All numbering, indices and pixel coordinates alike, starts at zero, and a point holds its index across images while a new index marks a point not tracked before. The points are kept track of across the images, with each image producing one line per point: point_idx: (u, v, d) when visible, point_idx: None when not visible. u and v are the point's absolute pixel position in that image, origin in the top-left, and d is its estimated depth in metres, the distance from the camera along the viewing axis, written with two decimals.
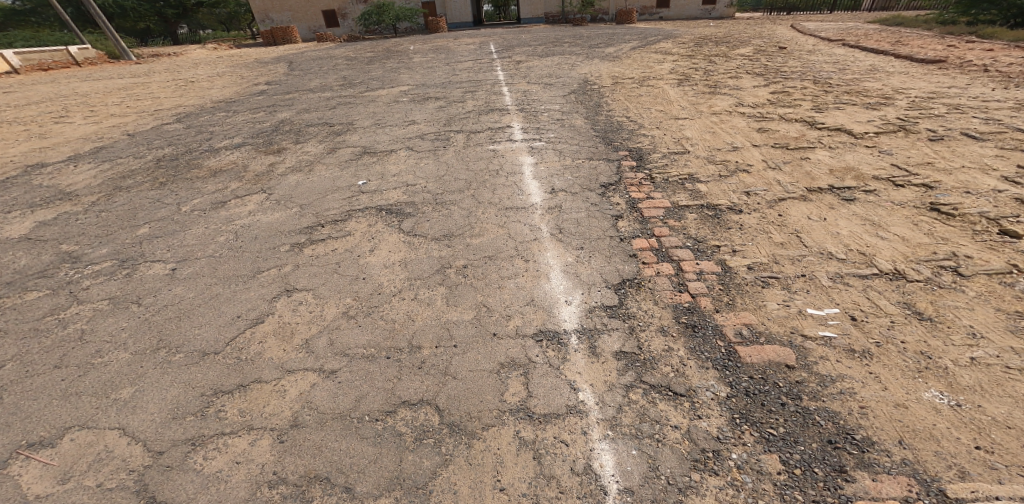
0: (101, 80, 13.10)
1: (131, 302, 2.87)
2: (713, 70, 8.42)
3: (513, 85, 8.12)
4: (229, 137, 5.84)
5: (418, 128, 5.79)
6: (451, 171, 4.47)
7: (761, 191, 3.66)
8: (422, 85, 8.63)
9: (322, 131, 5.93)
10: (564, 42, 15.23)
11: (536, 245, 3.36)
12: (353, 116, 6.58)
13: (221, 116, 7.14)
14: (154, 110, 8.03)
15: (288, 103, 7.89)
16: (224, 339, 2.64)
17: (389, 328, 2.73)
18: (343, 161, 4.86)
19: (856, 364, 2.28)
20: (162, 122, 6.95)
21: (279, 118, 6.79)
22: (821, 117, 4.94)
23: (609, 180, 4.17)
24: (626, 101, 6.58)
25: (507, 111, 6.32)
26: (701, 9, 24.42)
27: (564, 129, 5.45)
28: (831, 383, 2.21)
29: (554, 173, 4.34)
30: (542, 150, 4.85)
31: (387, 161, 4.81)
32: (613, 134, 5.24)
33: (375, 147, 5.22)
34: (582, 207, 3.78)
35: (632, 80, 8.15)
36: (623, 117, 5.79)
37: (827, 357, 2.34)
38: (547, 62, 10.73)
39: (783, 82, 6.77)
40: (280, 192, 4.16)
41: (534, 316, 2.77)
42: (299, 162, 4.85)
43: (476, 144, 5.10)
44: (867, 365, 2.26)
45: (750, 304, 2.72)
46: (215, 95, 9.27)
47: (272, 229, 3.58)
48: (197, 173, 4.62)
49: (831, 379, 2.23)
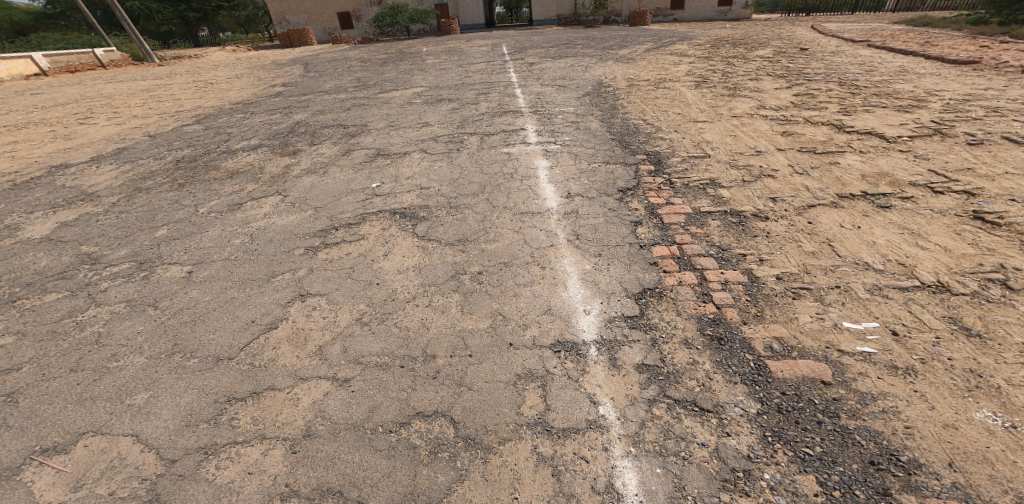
0: (123, 81, 13.39)
1: (146, 305, 2.87)
2: (732, 71, 8.25)
3: (527, 87, 8.04)
4: (246, 139, 5.87)
5: (431, 130, 5.75)
6: (465, 174, 4.41)
7: (788, 197, 3.50)
8: (435, 87, 8.60)
9: (337, 132, 5.92)
10: (577, 43, 15.13)
11: (552, 251, 3.27)
12: (367, 118, 6.57)
13: (237, 117, 7.19)
14: (175, 111, 8.16)
15: (304, 104, 7.94)
16: (237, 345, 2.63)
17: (402, 337, 2.68)
18: (357, 163, 4.84)
19: (898, 383, 2.16)
20: (182, 123, 7.03)
21: (295, 119, 6.82)
22: (850, 120, 4.77)
23: (627, 184, 4.08)
24: (643, 103, 6.45)
25: (521, 113, 6.25)
26: (717, 10, 24.10)
27: (580, 132, 5.35)
28: (872, 401, 2.10)
29: (570, 176, 4.25)
30: (558, 153, 4.76)
31: (401, 163, 4.77)
32: (630, 137, 5.13)
33: (389, 149, 5.20)
34: (600, 212, 3.69)
35: (648, 82, 8.01)
36: (640, 120, 5.67)
37: (867, 374, 2.23)
38: (561, 64, 10.66)
39: (807, 83, 6.59)
40: (295, 194, 4.15)
41: (551, 326, 2.69)
42: (313, 164, 4.84)
43: (489, 146, 5.04)
44: (912, 384, 2.14)
45: (780, 316, 2.62)
46: (233, 97, 9.39)
47: (287, 232, 3.57)
48: (215, 175, 4.63)
49: (871, 397, 2.12)
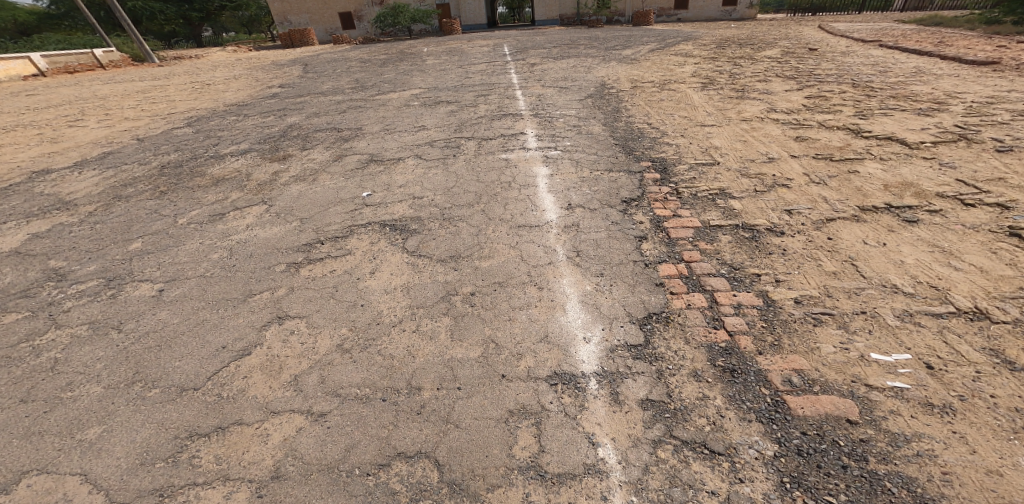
0: (121, 83, 13.27)
1: (110, 328, 2.73)
2: (739, 73, 8.01)
3: (527, 88, 7.83)
4: (236, 143, 5.67)
5: (426, 134, 5.52)
6: (461, 183, 4.19)
7: (805, 209, 3.26)
8: (434, 89, 8.38)
9: (330, 136, 5.72)
10: (580, 43, 14.92)
11: (551, 270, 3.05)
12: (362, 121, 6.37)
13: (230, 120, 7.00)
14: (167, 113, 7.98)
15: (299, 106, 7.75)
16: (204, 374, 2.48)
17: (386, 366, 2.49)
18: (348, 170, 4.63)
19: (935, 423, 1.94)
20: (174, 126, 6.85)
21: (288, 122, 6.62)
22: (867, 124, 4.52)
23: (630, 194, 3.85)
24: (648, 106, 6.21)
25: (521, 116, 6.02)
26: (721, 10, 23.84)
27: (582, 137, 5.12)
28: (906, 444, 1.88)
29: (571, 185, 4.03)
30: (558, 160, 4.53)
31: (394, 170, 4.55)
32: (635, 142, 4.89)
33: (382, 154, 4.98)
34: (602, 226, 3.46)
35: (653, 83, 7.76)
36: (644, 124, 5.44)
37: (899, 412, 2.01)
38: (563, 65, 10.45)
39: (818, 85, 6.34)
40: (280, 203, 3.93)
41: (548, 355, 2.48)
42: (303, 171, 4.63)
43: (487, 152, 4.81)
44: (950, 423, 1.92)
45: (799, 346, 2.41)
46: (229, 98, 9.22)
47: (268, 245, 3.38)
48: (199, 182, 4.44)
49: (904, 438, 1.90)
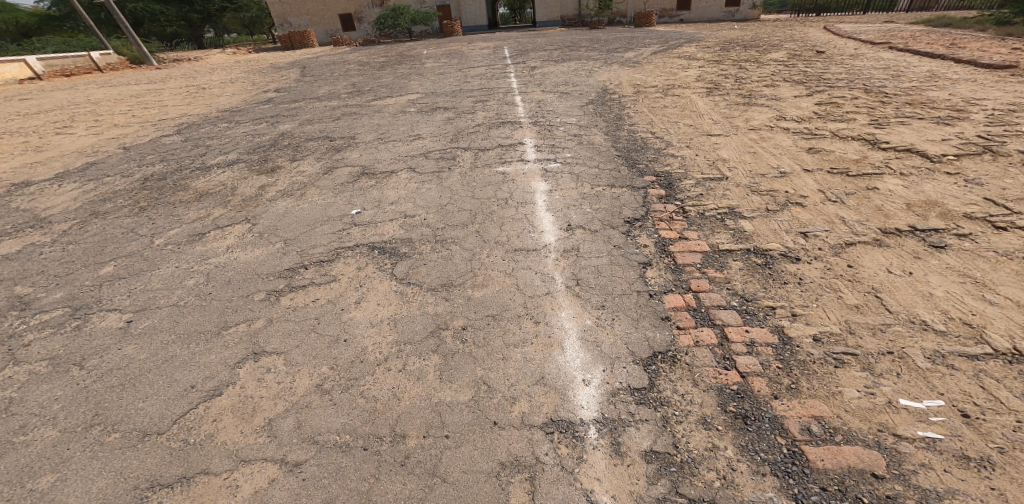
0: (116, 86, 13.11)
1: (71, 364, 2.59)
2: (745, 77, 7.79)
3: (527, 93, 7.61)
4: (224, 153, 5.47)
5: (421, 144, 5.31)
6: (455, 199, 3.99)
7: (821, 232, 3.05)
8: (431, 94, 8.16)
9: (322, 146, 5.52)
10: (581, 45, 14.73)
11: (548, 301, 2.88)
12: (356, 129, 6.17)
13: (220, 127, 6.80)
14: (158, 119, 7.79)
15: (292, 112, 7.55)
16: (170, 417, 2.33)
17: (369, 410, 2.33)
18: (338, 184, 4.42)
19: (970, 477, 1.77)
20: (162, 133, 6.66)
21: (280, 130, 6.43)
22: (884, 134, 4.30)
23: (633, 213, 3.65)
24: (651, 113, 5.99)
25: (520, 125, 5.81)
26: (725, 11, 23.60)
27: (582, 148, 4.90)
28: (938, 503, 1.70)
29: (571, 203, 3.83)
30: (558, 174, 4.32)
31: (385, 184, 4.34)
32: (638, 154, 4.67)
33: (374, 167, 4.77)
34: (603, 249, 3.27)
35: (656, 89, 7.52)
36: (647, 133, 5.23)
37: (930, 466, 1.82)
38: (564, 68, 10.23)
39: (829, 90, 6.11)
40: (264, 221, 3.74)
41: (544, 400, 2.33)
42: (290, 185, 4.43)
43: (483, 165, 4.60)
44: (989, 481, 1.74)
45: (819, 390, 2.20)
46: (222, 103, 9.02)
47: (246, 267, 3.25)
48: (181, 196, 4.25)
49: (937, 498, 1.72)
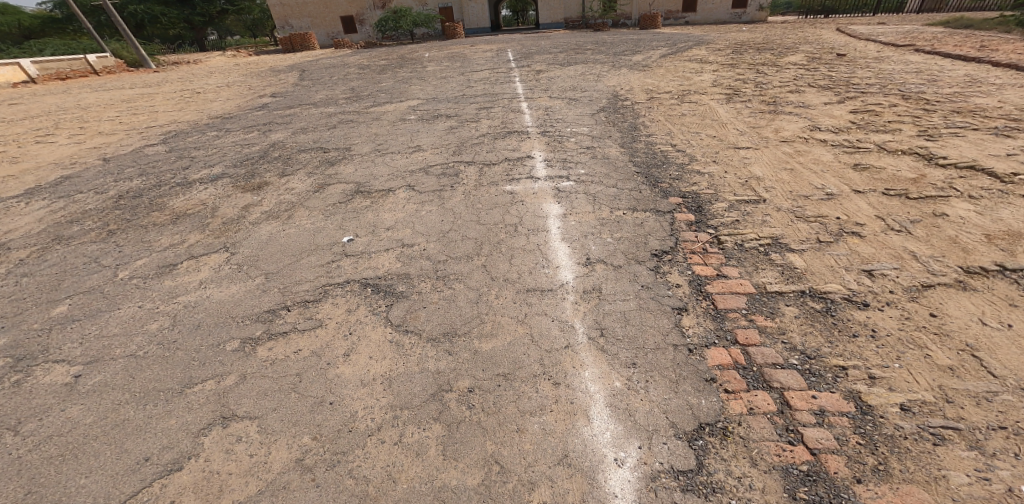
0: (108, 90, 12.70)
1: (4, 431, 2.21)
2: (765, 81, 7.36)
3: (533, 99, 7.19)
4: (208, 166, 5.04)
5: (421, 157, 4.89)
6: (458, 225, 3.59)
7: (890, 271, 2.66)
8: (432, 100, 7.75)
9: (314, 158, 5.11)
10: (587, 48, 14.32)
11: (569, 358, 2.50)
12: (352, 138, 5.76)
13: (209, 135, 6.39)
14: (144, 126, 7.39)
15: (286, 119, 7.14)
16: (116, 499, 1.93)
17: (359, 495, 1.91)
18: (330, 205, 4.02)
19: None
20: (146, 142, 6.26)
21: (271, 139, 6.02)
22: (938, 148, 3.87)
23: (659, 244, 3.24)
24: (669, 122, 5.56)
25: (528, 135, 5.39)
26: (731, 12, 23.20)
27: (597, 163, 4.47)
28: None
29: (589, 230, 3.42)
30: (572, 194, 3.89)
31: (381, 206, 3.95)
32: (659, 170, 4.24)
33: (369, 184, 4.36)
34: (629, 290, 2.88)
35: (670, 95, 7.08)
36: (667, 145, 4.81)
37: None
38: (571, 72, 9.82)
39: (862, 96, 5.68)
40: (245, 250, 3.40)
41: (569, 486, 1.91)
42: (277, 205, 4.04)
43: (488, 182, 4.18)
44: None
45: (916, 473, 1.80)
46: (214, 109, 8.61)
47: (218, 307, 2.91)
48: (156, 218, 3.86)
49: None
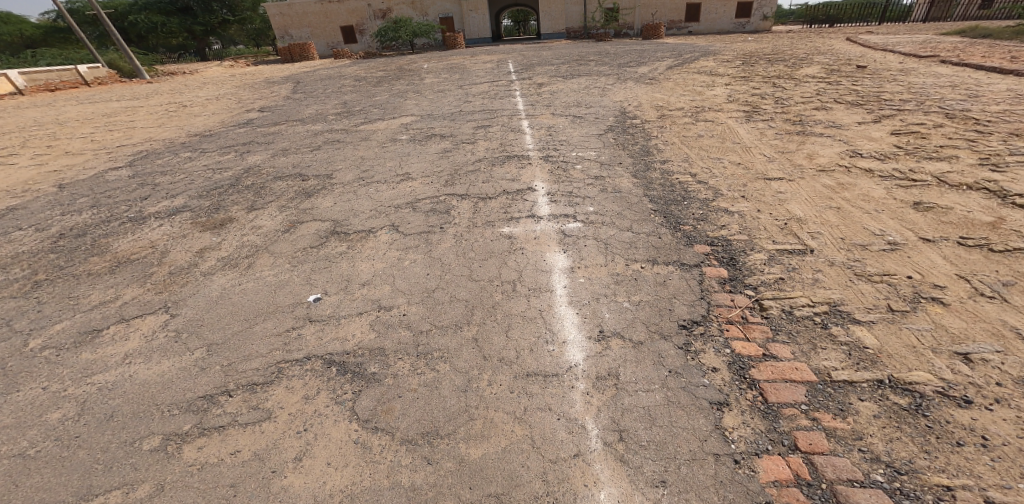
0: (95, 102, 12.25)
1: None
2: (785, 95, 6.83)
3: (535, 116, 6.68)
4: (170, 194, 4.52)
5: (408, 188, 4.35)
6: (446, 282, 3.10)
7: (992, 354, 2.15)
8: (427, 116, 7.25)
9: (290, 187, 4.58)
10: (591, 58, 13.87)
11: (581, 472, 1.95)
12: (335, 162, 5.24)
13: (180, 156, 5.88)
14: (116, 144, 6.90)
15: (268, 137, 6.62)
16: None
17: None
18: (299, 249, 3.51)
19: None
20: (111, 164, 5.76)
21: (247, 161, 5.50)
22: (1009, 181, 3.35)
23: (686, 310, 2.74)
24: (684, 145, 5.04)
25: (528, 159, 4.86)
26: (736, 22, 22.84)
27: (607, 198, 3.93)
28: None
29: (601, 292, 2.92)
30: (580, 241, 3.38)
31: (359, 252, 3.45)
32: (679, 207, 3.70)
33: (348, 222, 3.84)
34: (653, 377, 2.37)
35: (682, 111, 6.56)
36: (686, 173, 4.28)
37: None
38: (575, 85, 9.32)
39: (899, 114, 5.16)
40: (189, 312, 2.96)
41: None
42: (239, 249, 3.53)
43: (483, 221, 3.66)
44: None
45: None
46: (195, 125, 8.12)
47: (139, 390, 2.47)
48: (93, 267, 3.40)
49: None
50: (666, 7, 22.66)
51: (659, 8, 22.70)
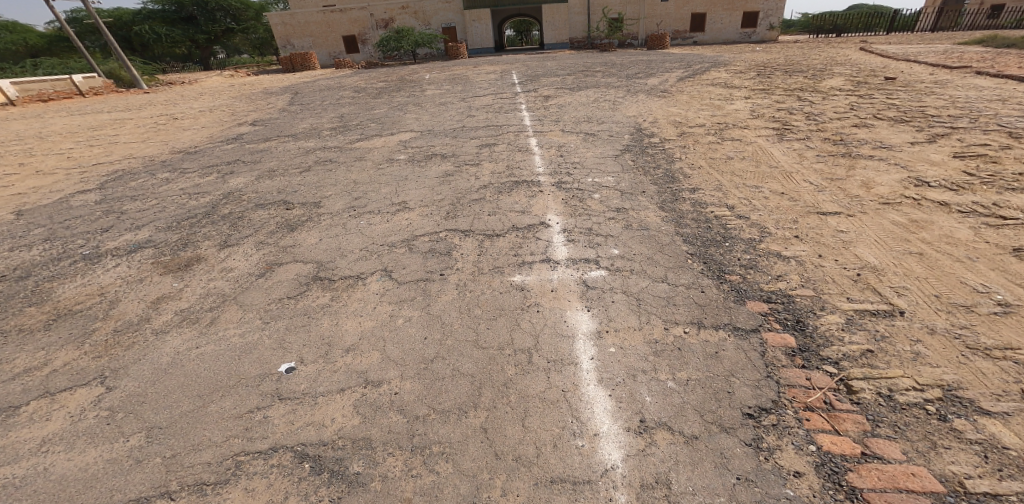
0: (83, 114, 11.78)
1: None
2: (814, 110, 6.33)
3: (544, 134, 6.17)
4: (135, 225, 3.99)
5: (404, 221, 3.84)
6: (449, 348, 2.57)
7: None
8: (428, 132, 6.76)
9: (270, 217, 4.05)
10: (597, 69, 13.43)
11: None
12: (324, 186, 4.73)
13: (156, 177, 5.36)
14: (92, 162, 6.38)
15: (256, 155, 6.12)
16: None
17: None
18: (275, 301, 2.98)
19: None
20: (80, 187, 5.25)
21: (228, 183, 4.98)
22: None
23: (749, 393, 2.19)
24: (712, 168, 4.51)
25: (539, 185, 4.34)
26: (742, 32, 22.51)
27: (633, 236, 3.40)
28: None
29: (639, 367, 2.37)
30: (606, 295, 2.85)
31: (345, 306, 2.92)
32: (720, 249, 3.16)
33: (333, 264, 3.32)
34: (720, 484, 1.81)
35: (703, 128, 6.05)
36: (721, 204, 3.74)
37: None
38: (583, 98, 8.83)
39: (955, 133, 4.65)
40: (129, 384, 2.41)
41: None
42: (203, 300, 2.99)
43: (490, 267, 3.15)
44: None
45: None
46: (181, 140, 7.62)
47: (53, 490, 1.92)
48: (27, 322, 2.86)
49: None
50: (672, 17, 22.25)
51: (664, 19, 22.32)
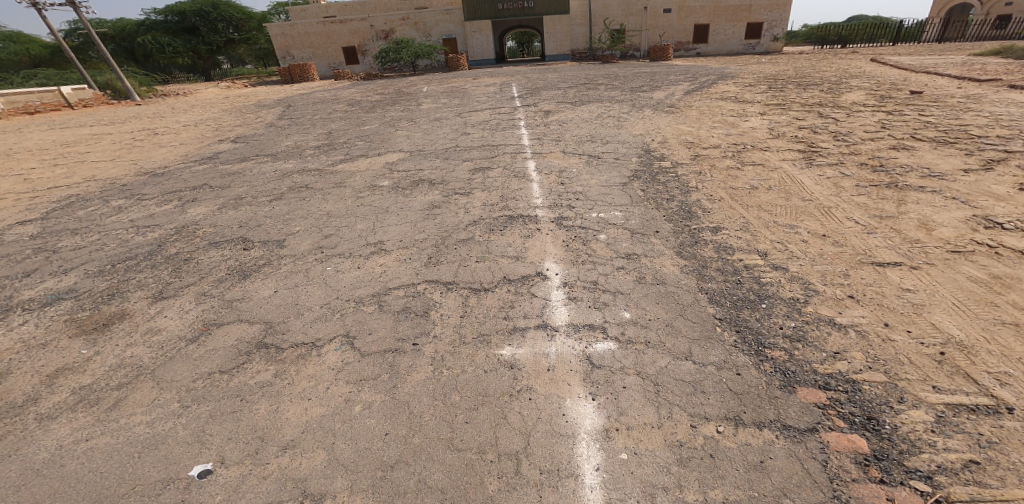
0: (66, 128, 11.32)
1: None
2: (840, 128, 5.77)
3: (543, 155, 5.62)
4: (65, 267, 3.44)
5: (377, 268, 3.27)
6: (417, 449, 1.95)
7: None
8: (417, 152, 6.23)
9: (222, 259, 3.48)
10: (599, 82, 12.97)
11: None
12: (293, 219, 4.17)
13: (110, 204, 4.82)
14: (50, 185, 5.86)
15: (227, 177, 5.59)
16: None
17: None
18: (203, 376, 2.39)
19: None
20: (24, 215, 4.71)
21: (186, 213, 4.42)
22: None
23: None
24: (735, 201, 3.94)
25: (537, 221, 3.77)
26: (746, 44, 22.12)
27: (648, 293, 2.82)
28: None
29: (669, 486, 1.73)
30: (619, 378, 2.24)
31: (289, 387, 2.32)
32: (756, 312, 2.56)
33: (285, 326, 2.74)
34: None
35: (718, 149, 5.49)
36: (751, 249, 3.15)
37: None
38: (586, 114, 8.29)
39: (1013, 157, 4.07)
40: None
41: None
42: (114, 373, 2.41)
43: (475, 335, 2.57)
44: None
45: None
46: (153, 159, 7.11)
47: None
48: None
49: None
50: (675, 28, 21.89)
51: (666, 30, 21.94)
